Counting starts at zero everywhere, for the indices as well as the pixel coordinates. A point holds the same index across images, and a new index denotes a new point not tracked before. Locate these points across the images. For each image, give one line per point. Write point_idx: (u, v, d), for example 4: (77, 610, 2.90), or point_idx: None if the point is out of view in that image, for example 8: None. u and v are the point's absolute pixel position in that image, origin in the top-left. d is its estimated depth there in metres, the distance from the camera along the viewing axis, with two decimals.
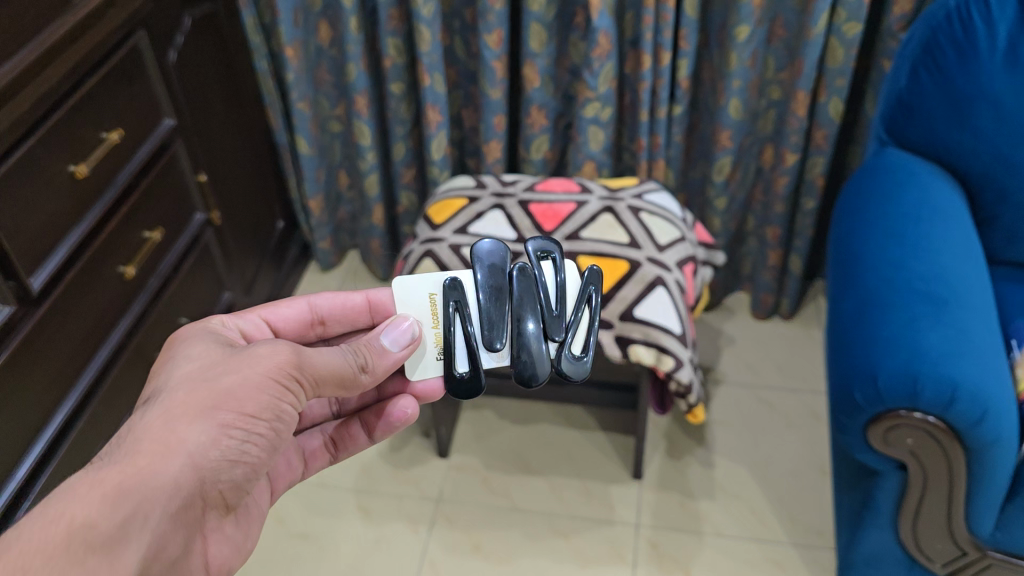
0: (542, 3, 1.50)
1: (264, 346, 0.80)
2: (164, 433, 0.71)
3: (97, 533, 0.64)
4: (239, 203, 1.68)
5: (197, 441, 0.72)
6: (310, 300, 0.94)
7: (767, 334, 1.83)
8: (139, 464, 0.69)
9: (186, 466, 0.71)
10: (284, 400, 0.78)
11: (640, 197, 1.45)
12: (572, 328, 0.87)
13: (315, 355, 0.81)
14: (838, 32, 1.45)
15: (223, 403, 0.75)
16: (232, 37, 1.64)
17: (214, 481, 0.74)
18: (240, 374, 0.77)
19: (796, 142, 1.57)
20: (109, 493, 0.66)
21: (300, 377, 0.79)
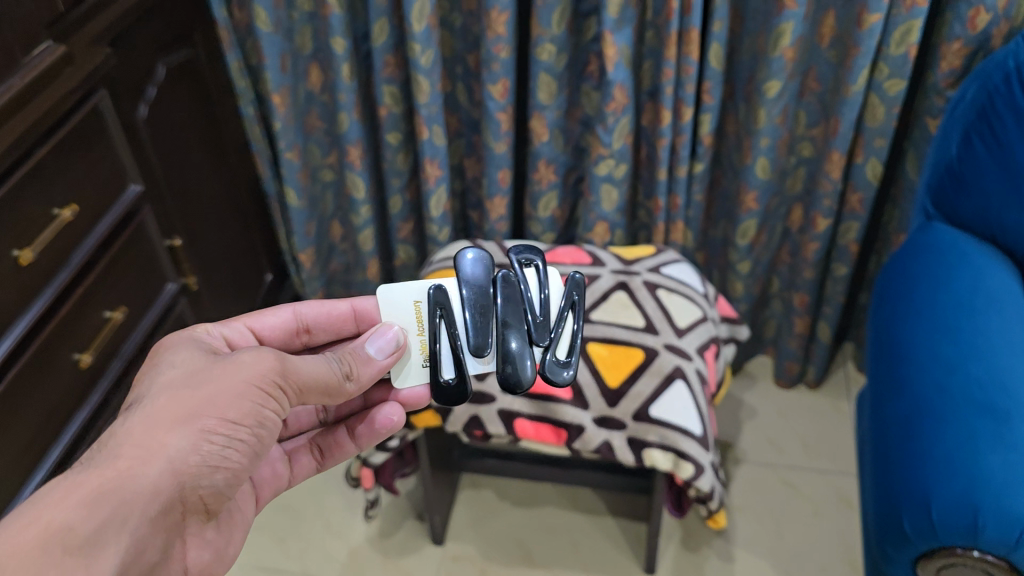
0: (551, 52, 1.37)
1: (248, 353, 0.76)
2: (146, 437, 0.68)
3: (76, 535, 0.60)
4: (222, 259, 1.55)
5: (178, 446, 0.68)
6: (296, 309, 0.91)
7: (792, 405, 1.68)
8: (120, 467, 0.66)
9: (166, 472, 0.67)
10: (267, 408, 0.74)
11: (657, 269, 1.30)
12: (558, 335, 0.85)
13: (300, 363, 0.78)
14: (879, 89, 1.30)
15: (203, 409, 0.71)
16: (215, 82, 1.51)
17: (195, 487, 0.70)
18: (222, 381, 0.73)
19: (829, 207, 1.42)
20: (90, 496, 0.63)
21: (283, 386, 0.76)
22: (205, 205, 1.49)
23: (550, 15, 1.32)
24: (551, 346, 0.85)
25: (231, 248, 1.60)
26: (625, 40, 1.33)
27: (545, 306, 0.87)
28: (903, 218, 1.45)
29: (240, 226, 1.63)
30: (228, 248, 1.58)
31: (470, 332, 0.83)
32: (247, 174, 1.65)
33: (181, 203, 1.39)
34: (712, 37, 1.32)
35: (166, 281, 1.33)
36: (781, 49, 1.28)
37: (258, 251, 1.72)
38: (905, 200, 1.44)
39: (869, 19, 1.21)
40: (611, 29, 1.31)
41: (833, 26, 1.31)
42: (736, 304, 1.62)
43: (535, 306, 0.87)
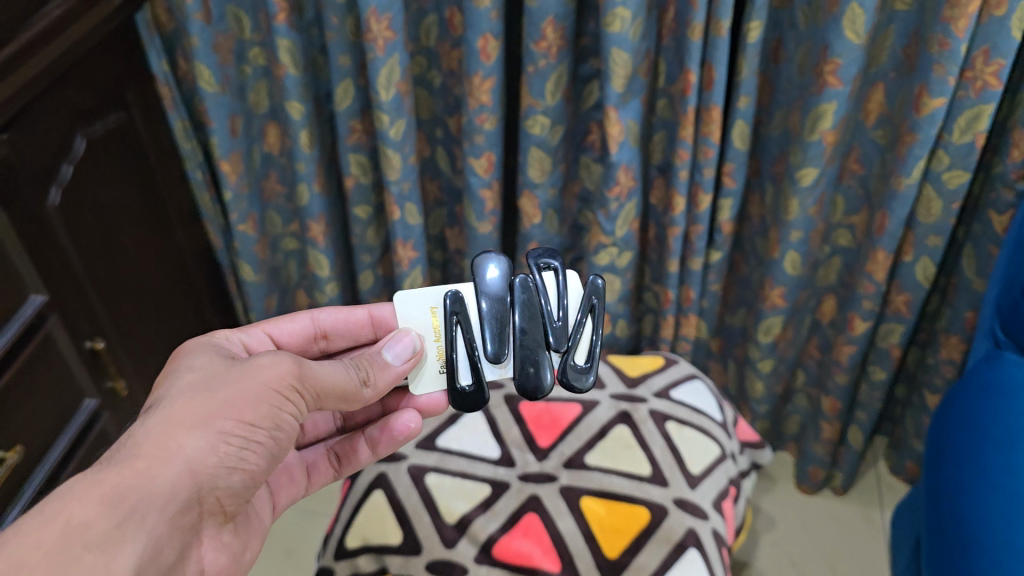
0: (545, 126, 1.15)
1: (264, 357, 0.69)
2: (164, 436, 0.61)
3: (92, 535, 0.53)
4: (162, 344, 1.34)
5: (195, 446, 0.61)
6: (313, 315, 0.85)
7: (817, 515, 1.46)
8: (139, 465, 0.59)
9: (184, 472, 0.60)
10: (286, 411, 0.67)
11: (664, 392, 1.10)
12: (576, 338, 0.80)
13: (320, 367, 0.71)
14: (936, 181, 1.08)
15: (223, 410, 0.64)
16: (154, 147, 1.29)
17: (213, 489, 0.62)
18: (239, 383, 0.66)
19: (869, 309, 1.20)
20: (107, 495, 0.56)
21: (303, 390, 0.69)
22: (142, 288, 1.27)
23: (544, 84, 1.11)
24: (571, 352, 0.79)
25: (177, 330, 1.39)
26: (633, 115, 1.12)
27: (562, 312, 0.80)
28: (957, 318, 1.24)
29: (189, 303, 1.42)
30: (173, 331, 1.37)
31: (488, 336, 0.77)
32: (196, 245, 1.44)
33: (104, 297, 1.17)
34: (736, 113, 1.10)
35: (84, 395, 1.13)
36: (821, 132, 1.06)
37: (211, 326, 1.50)
38: (959, 299, 1.23)
39: (930, 103, 1.00)
40: (616, 105, 1.09)
41: (881, 102, 1.09)
42: (755, 405, 1.41)
43: (556, 311, 0.80)
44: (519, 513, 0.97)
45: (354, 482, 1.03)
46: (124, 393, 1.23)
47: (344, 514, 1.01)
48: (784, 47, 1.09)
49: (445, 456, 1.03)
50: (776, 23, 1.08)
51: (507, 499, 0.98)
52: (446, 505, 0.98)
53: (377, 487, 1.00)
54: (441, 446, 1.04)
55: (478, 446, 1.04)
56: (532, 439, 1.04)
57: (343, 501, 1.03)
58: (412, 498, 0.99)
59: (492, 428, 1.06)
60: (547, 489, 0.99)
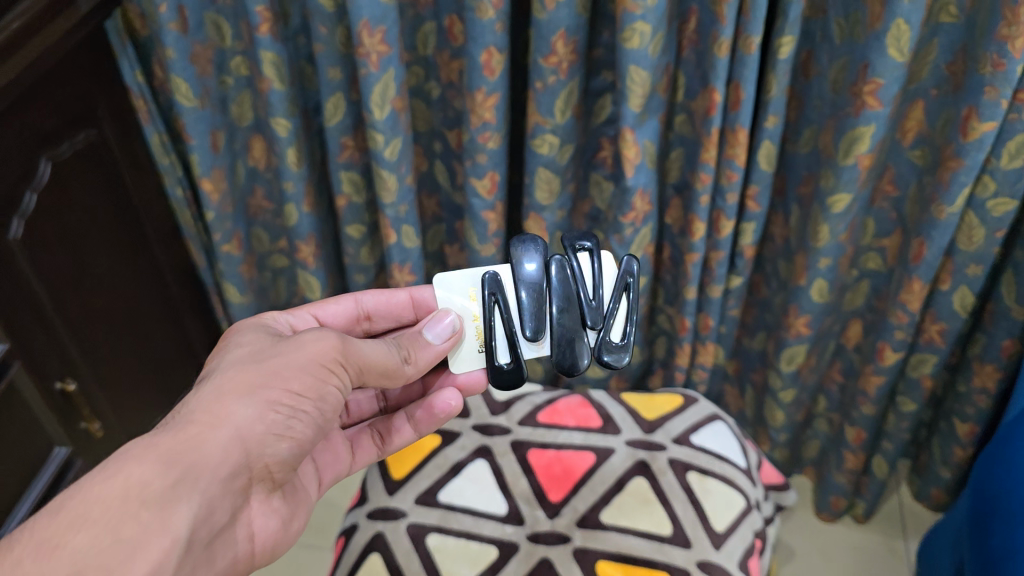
0: (554, 146, 1.06)
1: (310, 334, 0.74)
2: (216, 404, 0.66)
3: (150, 492, 0.58)
4: (140, 373, 1.25)
5: (244, 415, 0.66)
6: (356, 298, 0.89)
7: (837, 546, 1.38)
8: (192, 430, 0.64)
9: (233, 439, 0.65)
10: (329, 385, 0.71)
11: (684, 438, 1.02)
12: (610, 316, 0.80)
13: (362, 345, 0.75)
14: (979, 209, 0.99)
15: (270, 381, 0.69)
16: (128, 163, 1.19)
17: (261, 454, 0.67)
18: (285, 358, 0.70)
19: (901, 340, 1.12)
20: (164, 456, 0.61)
21: (345, 365, 0.73)
22: (118, 316, 1.18)
23: (552, 101, 1.01)
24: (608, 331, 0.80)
25: (156, 356, 1.29)
26: (650, 135, 1.02)
27: (598, 292, 0.81)
28: (992, 346, 1.15)
29: (170, 326, 1.32)
30: (152, 358, 1.28)
31: (524, 319, 0.79)
32: (177, 264, 1.34)
33: (75, 333, 1.08)
34: (763, 133, 1.01)
35: (54, 443, 1.03)
36: (856, 156, 0.97)
37: (195, 348, 1.41)
38: (996, 327, 1.13)
39: (978, 127, 0.90)
40: (633, 126, 0.99)
41: (921, 121, 1.00)
42: (774, 433, 1.33)
43: (591, 293, 0.81)
44: None
45: (348, 541, 0.95)
46: (96, 434, 1.13)
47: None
48: (816, 59, 1.00)
49: (448, 513, 0.94)
50: (808, 35, 1.00)
51: (516, 564, 0.90)
52: (450, 572, 0.90)
53: (374, 550, 0.92)
54: (443, 501, 0.96)
55: (483, 501, 0.96)
56: (542, 493, 0.96)
57: (337, 562, 0.95)
58: (413, 564, 0.90)
59: (499, 481, 0.97)
60: (559, 552, 0.91)
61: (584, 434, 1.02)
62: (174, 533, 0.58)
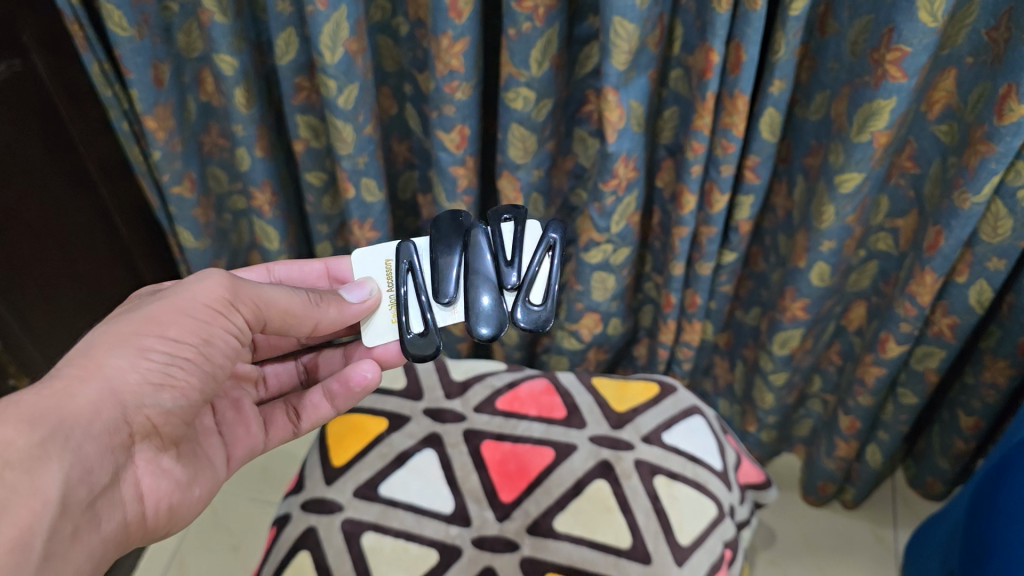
0: (528, 100, 0.93)
1: (193, 277, 0.64)
2: (84, 356, 0.56)
3: (15, 452, 0.48)
4: (82, 325, 1.16)
5: (115, 365, 0.56)
6: (268, 267, 0.80)
7: (820, 531, 1.31)
8: (57, 385, 0.54)
9: (104, 391, 0.55)
10: (218, 330, 0.61)
11: (655, 436, 0.93)
12: (531, 274, 0.75)
13: (260, 284, 0.65)
14: (1008, 198, 0.87)
15: (145, 328, 0.58)
16: (65, 95, 1.05)
17: (140, 408, 0.56)
18: (166, 300, 0.60)
19: (907, 333, 1.01)
20: (29, 415, 0.51)
21: (238, 307, 0.63)
22: (53, 268, 1.08)
23: (527, 51, 0.88)
24: (528, 290, 0.75)
25: (102, 304, 1.20)
26: (638, 95, 0.90)
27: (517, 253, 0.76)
28: (1006, 340, 1.03)
29: (118, 270, 1.23)
30: (99, 306, 1.19)
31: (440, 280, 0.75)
32: (129, 205, 1.23)
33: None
34: (767, 99, 0.88)
35: None
36: (871, 133, 0.84)
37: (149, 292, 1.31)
38: (1013, 321, 1.01)
39: (1016, 109, 0.78)
40: (617, 86, 0.87)
41: (951, 92, 0.86)
42: (762, 415, 1.23)
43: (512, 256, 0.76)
44: None
45: (279, 532, 0.88)
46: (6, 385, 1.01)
47: (266, 571, 0.85)
48: (835, 15, 0.87)
49: (388, 509, 0.87)
50: None
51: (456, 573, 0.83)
52: None
53: (304, 548, 0.85)
54: (382, 494, 0.89)
55: (428, 497, 0.88)
56: (493, 492, 0.89)
57: (266, 553, 0.88)
58: (344, 567, 0.83)
59: (447, 475, 0.90)
60: (505, 561, 0.83)
61: (545, 427, 0.94)
62: (46, 494, 0.49)
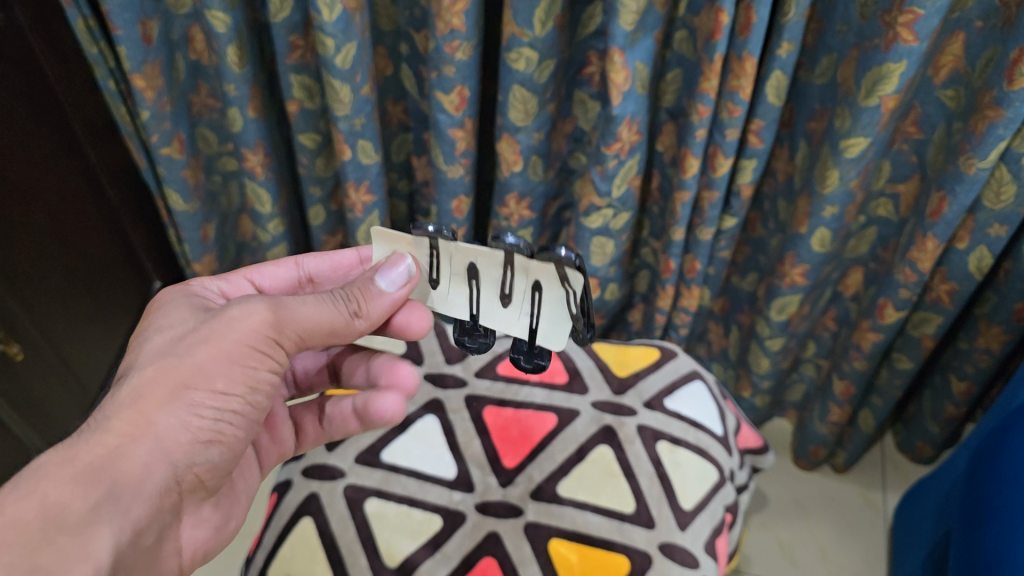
0: (531, 61, 0.91)
1: (236, 305, 0.59)
2: (133, 410, 0.53)
3: (70, 515, 0.47)
4: (76, 293, 1.11)
5: (166, 425, 0.54)
6: (298, 261, 0.73)
7: (811, 495, 1.33)
8: (109, 444, 0.52)
9: (157, 453, 0.53)
10: (261, 372, 0.58)
11: (656, 402, 0.93)
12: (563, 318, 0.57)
13: (301, 306, 0.59)
14: (1013, 164, 0.86)
15: (194, 381, 0.55)
16: (50, 53, 1.01)
17: (190, 466, 0.56)
18: (210, 344, 0.57)
19: (906, 299, 1.01)
20: (83, 471, 0.50)
21: (283, 341, 0.59)
22: (55, 245, 1.05)
23: (531, 10, 0.86)
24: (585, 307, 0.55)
25: (95, 271, 1.15)
26: (643, 57, 0.88)
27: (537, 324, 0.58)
28: (1002, 307, 1.04)
29: (110, 235, 1.19)
30: (91, 270, 1.14)
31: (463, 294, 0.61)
32: (116, 166, 1.19)
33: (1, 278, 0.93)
34: (774, 62, 0.87)
35: None
36: (880, 97, 0.83)
37: (140, 259, 1.28)
38: (1010, 287, 1.02)
39: None
40: (623, 47, 0.85)
41: (959, 56, 0.85)
42: (756, 379, 1.23)
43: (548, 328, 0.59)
44: (474, 555, 0.81)
45: (281, 499, 0.87)
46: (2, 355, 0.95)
47: (268, 538, 0.84)
48: None
49: (390, 475, 0.87)
50: None
51: (460, 538, 0.83)
52: (387, 543, 0.82)
53: (307, 514, 0.84)
54: (384, 460, 0.88)
55: (431, 463, 0.88)
56: (496, 458, 0.89)
57: (268, 519, 0.87)
58: (347, 532, 0.83)
59: (449, 441, 0.90)
60: (509, 526, 0.83)
61: (548, 392, 0.94)
62: (98, 560, 0.48)
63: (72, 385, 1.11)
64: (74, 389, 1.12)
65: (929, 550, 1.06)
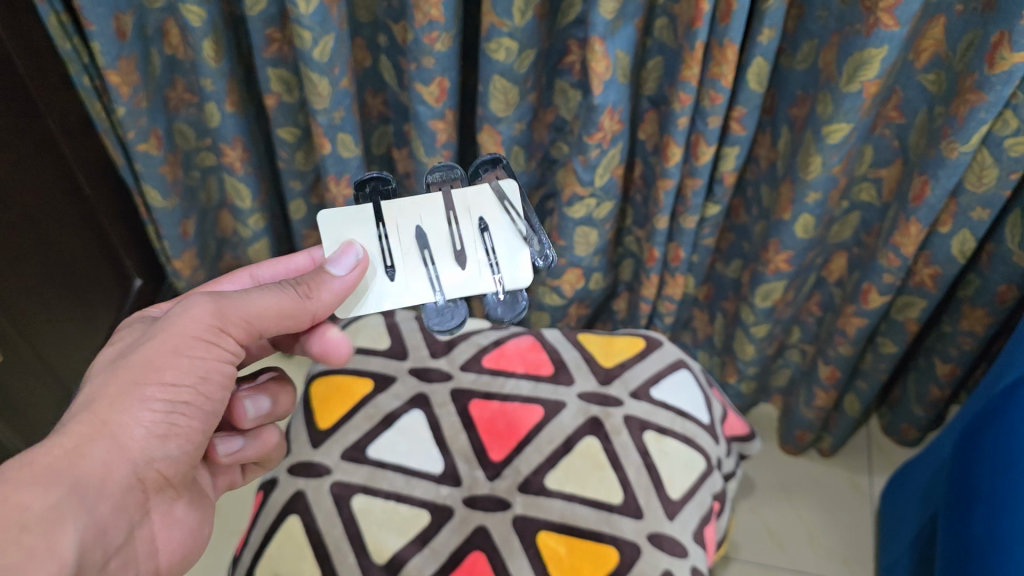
0: (511, 51, 0.90)
1: (177, 301, 0.58)
2: (87, 413, 0.53)
3: (31, 515, 0.48)
4: (54, 293, 1.09)
5: (119, 423, 0.53)
6: (252, 272, 0.70)
7: (798, 479, 1.33)
8: (67, 445, 0.52)
9: (114, 452, 0.53)
10: (213, 361, 0.57)
11: (641, 392, 0.93)
12: (508, 242, 0.65)
13: (244, 294, 0.58)
14: (995, 147, 0.86)
15: (142, 376, 0.54)
16: (22, 50, 0.98)
17: (150, 462, 0.55)
18: (153, 341, 0.56)
19: (889, 283, 1.01)
20: (43, 474, 0.50)
21: (231, 329, 0.57)
22: (31, 244, 1.03)
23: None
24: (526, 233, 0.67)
25: (73, 270, 1.13)
26: (624, 45, 0.88)
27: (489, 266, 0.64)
28: (985, 289, 1.04)
29: (89, 234, 1.17)
30: (68, 269, 1.12)
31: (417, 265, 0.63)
32: (92, 163, 1.17)
33: None
34: (755, 48, 0.87)
35: None
36: (862, 82, 0.83)
37: (120, 258, 1.26)
38: (993, 270, 1.02)
39: (1009, 57, 0.77)
40: (604, 35, 0.84)
41: (939, 40, 0.85)
42: (742, 366, 1.23)
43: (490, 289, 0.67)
44: (463, 550, 0.81)
45: (266, 497, 0.86)
46: None
47: (255, 536, 0.84)
48: None
49: (377, 471, 0.87)
50: None
51: (448, 533, 0.82)
52: (375, 540, 0.82)
53: (293, 512, 0.84)
54: (370, 456, 0.88)
55: (417, 458, 0.88)
56: (483, 452, 0.88)
57: (254, 517, 0.86)
58: (335, 530, 0.82)
59: (435, 435, 0.89)
60: (497, 520, 0.83)
61: (533, 384, 0.93)
62: (62, 557, 0.48)
63: (52, 385, 1.10)
64: (55, 390, 1.11)
65: (916, 531, 1.06)
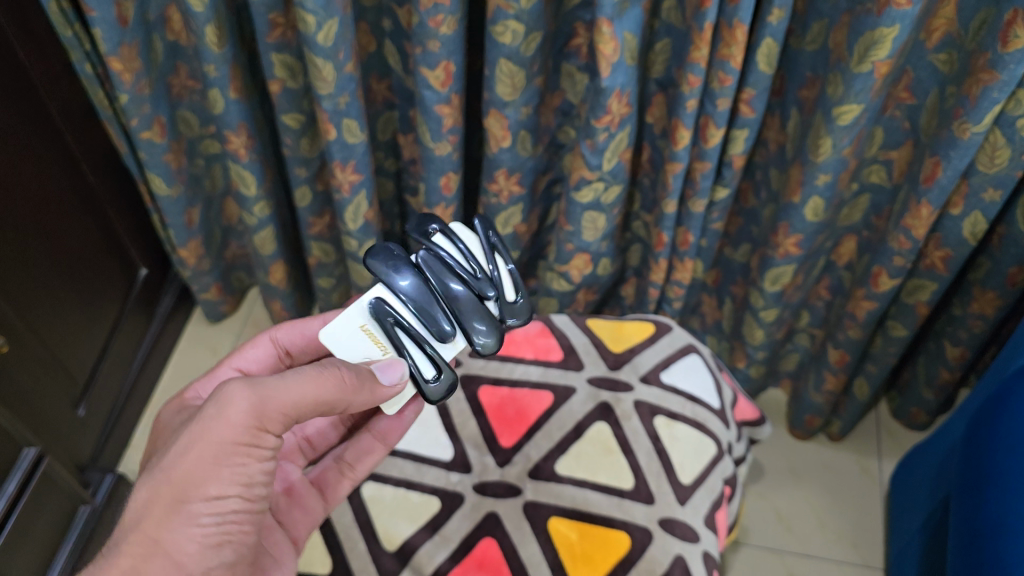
0: (518, 33, 0.90)
1: (213, 398, 0.57)
2: (139, 534, 0.54)
3: None
4: (58, 282, 1.08)
5: (174, 543, 0.54)
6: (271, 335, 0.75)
7: (807, 464, 1.32)
8: (123, 566, 0.53)
9: (169, 566, 0.54)
10: (257, 463, 0.57)
11: (651, 377, 0.93)
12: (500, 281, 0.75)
13: (283, 387, 0.58)
14: (1007, 128, 0.85)
15: (187, 491, 0.55)
16: (23, 39, 0.97)
17: (207, 565, 0.55)
18: (192, 451, 0.55)
19: (900, 267, 1.00)
20: None
21: (268, 427, 0.57)
22: (38, 237, 1.03)
23: None
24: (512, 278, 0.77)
25: (76, 260, 1.12)
26: (631, 27, 0.87)
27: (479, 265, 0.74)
28: (995, 272, 1.04)
29: (92, 224, 1.16)
30: (72, 257, 1.11)
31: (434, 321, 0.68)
32: (95, 152, 1.16)
33: None
34: (765, 29, 0.86)
35: None
36: (873, 62, 0.82)
37: (126, 248, 1.26)
38: (1004, 252, 1.01)
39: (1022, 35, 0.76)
40: (611, 17, 0.83)
41: (951, 19, 0.84)
42: (751, 350, 1.23)
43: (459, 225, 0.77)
44: (474, 536, 0.81)
45: None
46: None
47: None
48: None
49: (387, 458, 0.86)
50: None
51: (459, 519, 0.82)
52: (386, 527, 0.82)
53: None
54: None
55: (427, 445, 0.87)
56: (493, 438, 0.88)
57: None
58: (345, 518, 0.82)
59: (445, 422, 0.89)
60: (508, 506, 0.83)
61: (542, 370, 0.93)
62: None
63: (58, 374, 1.09)
64: (63, 380, 1.11)
65: (927, 517, 1.06)
